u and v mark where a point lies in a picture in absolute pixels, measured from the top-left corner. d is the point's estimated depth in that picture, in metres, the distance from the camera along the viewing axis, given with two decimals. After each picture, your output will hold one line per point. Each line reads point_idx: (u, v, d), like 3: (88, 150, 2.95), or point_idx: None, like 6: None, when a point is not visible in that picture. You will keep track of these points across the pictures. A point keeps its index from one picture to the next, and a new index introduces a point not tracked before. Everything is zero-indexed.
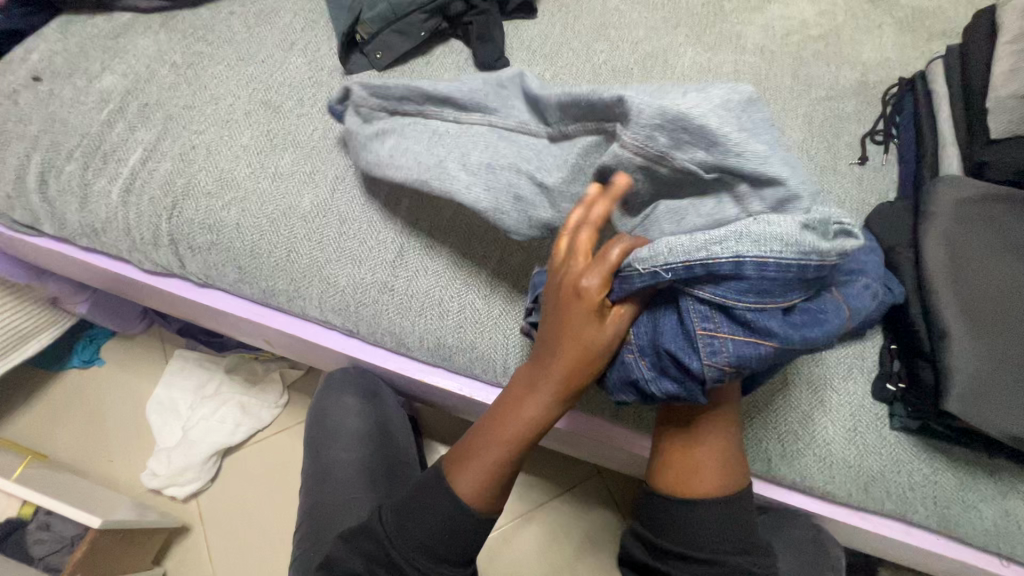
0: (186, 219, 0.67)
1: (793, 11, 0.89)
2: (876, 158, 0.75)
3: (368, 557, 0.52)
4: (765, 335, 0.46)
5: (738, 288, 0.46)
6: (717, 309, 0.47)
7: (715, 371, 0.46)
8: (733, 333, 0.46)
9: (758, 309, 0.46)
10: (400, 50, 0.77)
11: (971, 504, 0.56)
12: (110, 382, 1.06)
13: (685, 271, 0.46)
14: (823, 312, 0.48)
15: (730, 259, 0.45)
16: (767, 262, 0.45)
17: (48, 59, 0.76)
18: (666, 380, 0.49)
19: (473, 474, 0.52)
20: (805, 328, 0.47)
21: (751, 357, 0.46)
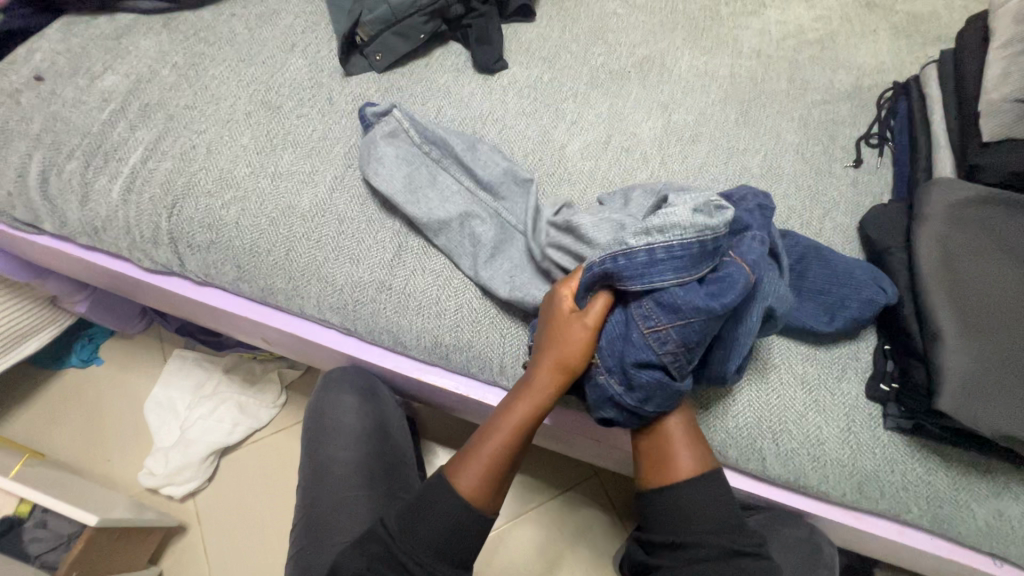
0: (186, 218, 0.67)
1: (789, 16, 0.90)
2: (870, 161, 0.75)
3: (370, 557, 0.51)
4: (693, 312, 0.48)
5: (655, 271, 0.50)
6: (649, 301, 0.50)
7: (667, 357, 0.50)
8: (671, 321, 0.49)
9: (677, 289, 0.49)
10: (399, 52, 0.78)
11: (964, 504, 0.56)
12: (108, 382, 1.06)
13: (615, 269, 0.51)
14: (732, 278, 0.49)
15: (643, 249, 0.50)
16: (668, 246, 0.49)
17: (50, 59, 0.77)
18: (633, 388, 0.52)
19: (471, 472, 0.53)
20: (724, 294, 0.48)
21: (693, 335, 0.49)
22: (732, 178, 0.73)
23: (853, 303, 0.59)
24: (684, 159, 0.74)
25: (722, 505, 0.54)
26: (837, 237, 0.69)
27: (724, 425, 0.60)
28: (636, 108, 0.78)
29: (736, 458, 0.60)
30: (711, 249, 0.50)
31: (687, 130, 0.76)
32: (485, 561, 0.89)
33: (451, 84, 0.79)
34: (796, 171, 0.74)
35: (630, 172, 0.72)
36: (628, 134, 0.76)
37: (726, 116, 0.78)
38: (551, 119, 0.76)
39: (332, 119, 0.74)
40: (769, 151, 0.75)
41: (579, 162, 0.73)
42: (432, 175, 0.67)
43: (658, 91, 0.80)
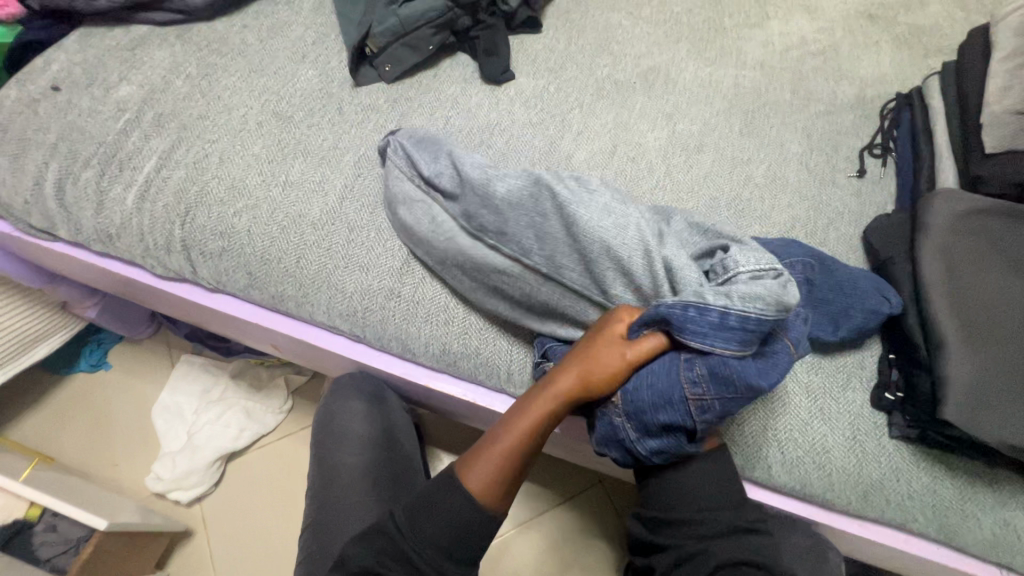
0: (199, 225, 0.68)
1: (792, 27, 0.91)
2: (874, 171, 0.76)
3: (377, 551, 0.52)
4: (744, 391, 0.49)
5: (725, 338, 0.49)
6: (704, 369, 0.50)
7: (699, 423, 0.51)
8: (718, 394, 0.49)
9: (735, 362, 0.49)
10: (409, 63, 0.80)
11: (970, 513, 0.57)
12: (117, 386, 1.07)
13: (686, 321, 0.50)
14: (781, 361, 0.52)
15: (722, 313, 0.49)
16: (746, 317, 0.49)
17: (67, 70, 0.78)
18: (651, 438, 0.53)
19: (481, 468, 0.53)
20: (771, 376, 0.50)
21: (730, 409, 0.50)
22: (737, 188, 0.74)
23: (856, 312, 0.59)
24: (689, 169, 0.75)
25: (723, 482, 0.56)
26: (840, 247, 0.70)
27: (731, 432, 0.60)
28: (641, 119, 0.79)
29: (743, 467, 0.60)
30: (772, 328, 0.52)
31: (692, 140, 0.77)
32: (490, 566, 0.89)
33: (459, 94, 0.80)
34: (799, 180, 0.75)
35: (635, 182, 0.73)
36: (633, 144, 0.77)
37: (730, 127, 0.79)
38: (557, 129, 0.78)
39: (341, 129, 0.75)
40: (773, 161, 0.76)
41: (586, 171, 0.74)
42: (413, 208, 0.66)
43: (663, 101, 0.81)
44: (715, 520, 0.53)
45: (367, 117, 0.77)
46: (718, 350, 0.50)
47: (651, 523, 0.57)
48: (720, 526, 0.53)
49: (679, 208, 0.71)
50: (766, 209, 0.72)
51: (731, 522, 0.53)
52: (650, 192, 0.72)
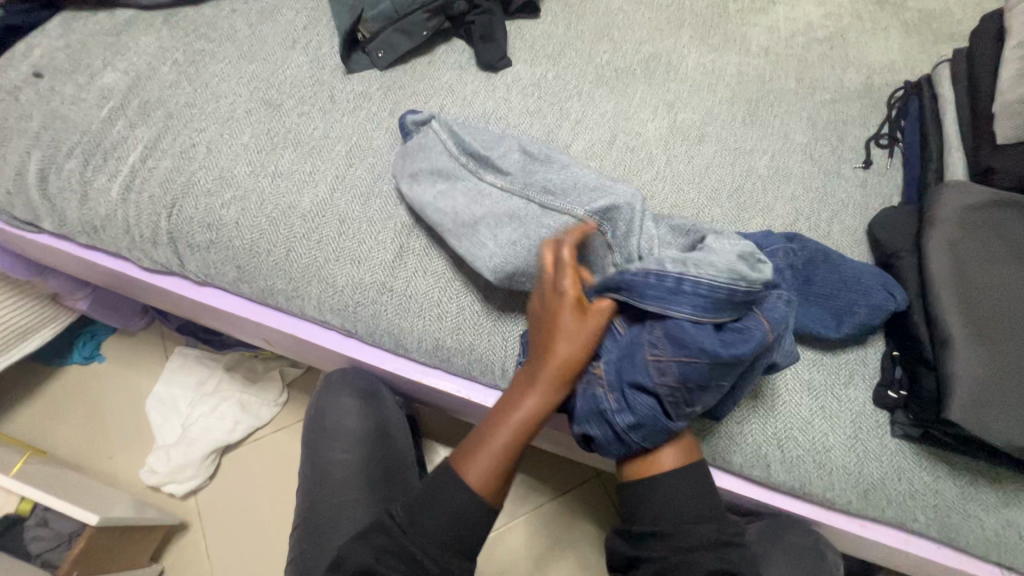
0: (186, 217, 0.67)
1: (798, 13, 0.88)
2: (880, 162, 0.74)
3: (377, 549, 0.50)
4: (701, 350, 0.48)
5: (680, 301, 0.50)
6: (659, 331, 0.50)
7: (663, 389, 0.50)
8: (676, 355, 0.49)
9: (690, 323, 0.50)
10: (402, 50, 0.77)
11: (972, 513, 0.56)
12: (110, 379, 1.06)
13: (640, 284, 0.51)
14: (750, 331, 0.50)
15: (674, 276, 0.50)
16: (698, 281, 0.49)
17: (49, 56, 0.76)
18: (623, 412, 0.51)
19: (480, 464, 0.52)
20: (736, 344, 0.49)
21: (695, 374, 0.49)
22: (739, 179, 0.72)
23: (860, 309, 0.58)
24: (690, 159, 0.73)
25: (701, 492, 0.54)
26: (845, 240, 0.68)
27: (730, 430, 0.59)
28: (642, 107, 0.77)
29: (740, 465, 0.59)
30: (745, 303, 0.50)
31: (694, 130, 0.75)
32: (485, 560, 0.89)
33: (455, 82, 0.78)
34: (803, 172, 0.73)
35: (635, 172, 0.71)
36: (633, 133, 0.75)
37: (733, 116, 0.77)
38: (554, 118, 0.75)
39: (333, 117, 0.73)
40: (776, 151, 0.74)
41: (584, 161, 0.72)
42: (460, 186, 0.63)
43: (665, 89, 0.79)
44: (697, 532, 0.52)
45: (359, 106, 0.75)
46: (681, 311, 0.50)
47: (634, 540, 0.54)
48: (703, 538, 0.52)
49: (680, 200, 0.69)
50: (769, 202, 0.70)
51: (712, 533, 0.52)
52: (650, 183, 0.71)
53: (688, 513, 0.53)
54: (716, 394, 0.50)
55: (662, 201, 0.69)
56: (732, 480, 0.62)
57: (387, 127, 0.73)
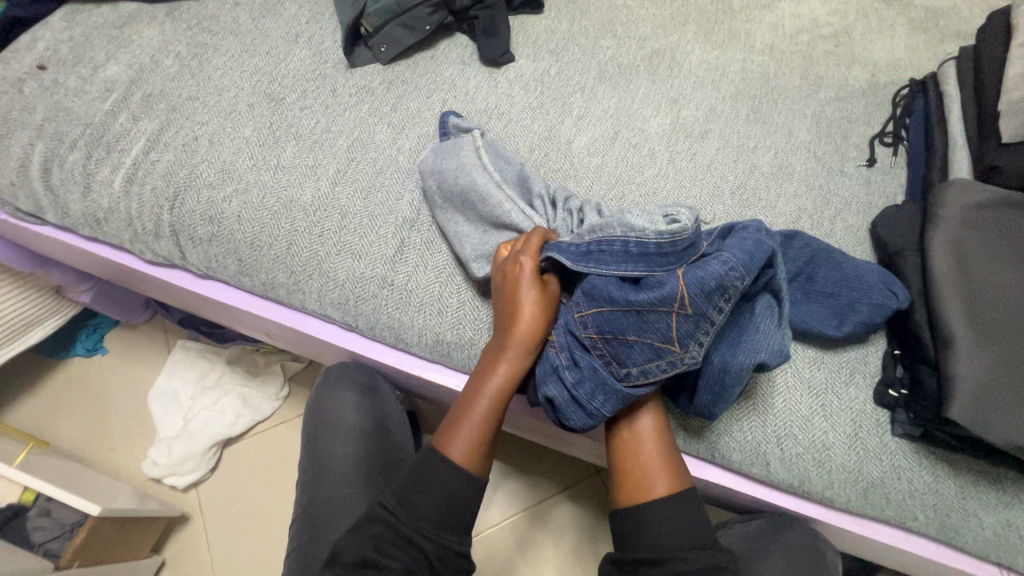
0: (187, 210, 0.67)
1: (803, 9, 0.87)
2: (884, 160, 0.74)
3: (373, 538, 0.51)
4: (607, 299, 0.52)
5: (588, 260, 0.54)
6: (578, 291, 0.55)
7: (587, 340, 0.53)
8: (590, 307, 0.53)
9: (599, 279, 0.53)
10: (404, 44, 0.77)
11: (972, 513, 0.55)
12: (113, 371, 1.06)
13: (555, 248, 0.56)
14: (659, 280, 0.51)
15: (582, 242, 0.55)
16: (599, 240, 0.54)
17: (53, 48, 0.76)
18: (569, 369, 0.53)
19: (462, 438, 0.54)
20: (640, 291, 0.51)
21: (608, 324, 0.52)
22: (741, 176, 0.71)
23: (863, 307, 0.57)
24: (692, 155, 0.72)
25: (694, 519, 0.53)
26: (847, 238, 0.68)
27: (728, 428, 0.59)
28: (645, 104, 0.77)
29: (739, 462, 0.59)
30: (651, 256, 0.52)
31: (697, 126, 0.75)
32: (484, 555, 0.89)
33: (457, 77, 0.78)
34: (806, 169, 0.72)
35: (637, 169, 0.71)
36: (635, 130, 0.74)
37: (737, 113, 0.77)
38: (557, 114, 0.75)
39: (335, 111, 0.73)
40: (780, 149, 0.74)
41: (586, 157, 0.72)
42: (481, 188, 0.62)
43: (668, 86, 0.79)
44: (692, 558, 0.51)
45: (361, 100, 0.75)
46: (590, 267, 0.54)
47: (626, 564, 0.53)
48: (697, 565, 0.50)
49: (681, 197, 0.69)
50: (771, 200, 0.70)
51: (708, 560, 0.51)
52: (652, 180, 0.70)
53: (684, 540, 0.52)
54: (642, 349, 0.51)
55: (663, 197, 0.69)
56: (733, 479, 0.61)
57: (389, 121, 0.73)
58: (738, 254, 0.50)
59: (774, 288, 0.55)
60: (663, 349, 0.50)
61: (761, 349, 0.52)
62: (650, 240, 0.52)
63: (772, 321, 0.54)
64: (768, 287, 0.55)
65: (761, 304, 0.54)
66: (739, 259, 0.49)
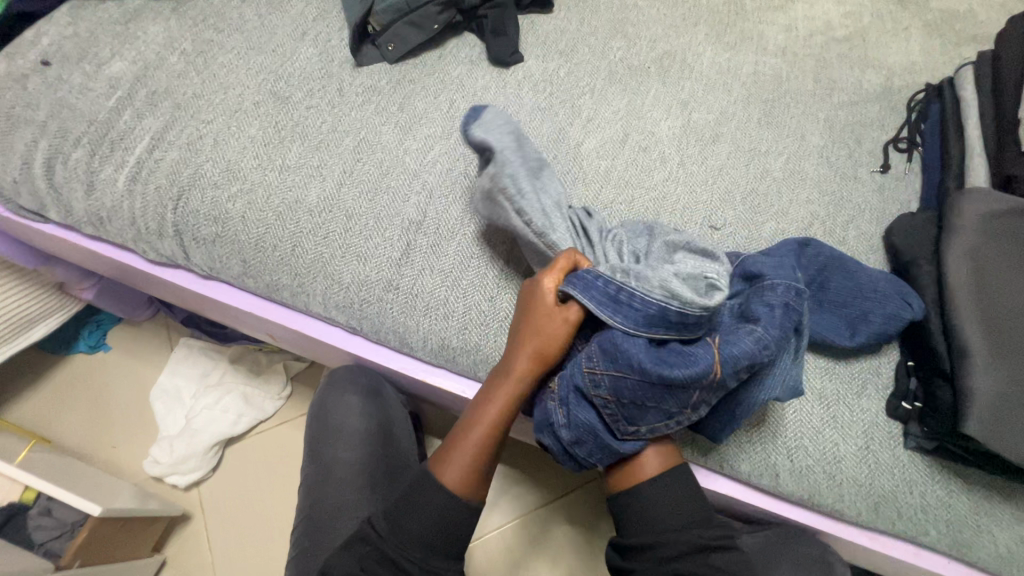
0: (191, 210, 0.66)
1: (817, 11, 0.86)
2: (898, 166, 0.72)
3: (361, 558, 0.51)
4: (631, 367, 0.49)
5: (615, 310, 0.51)
6: (595, 346, 0.52)
7: (598, 400, 0.52)
8: (609, 369, 0.51)
9: (626, 342, 0.50)
10: (412, 43, 0.76)
11: (985, 529, 0.54)
12: (115, 368, 1.06)
13: (584, 281, 0.52)
14: (690, 355, 0.49)
15: (614, 284, 0.51)
16: (634, 293, 0.51)
17: (57, 43, 0.76)
18: (571, 427, 0.53)
19: (456, 462, 0.53)
20: (673, 366, 0.49)
21: (627, 390, 0.50)
22: (753, 181, 0.70)
23: (876, 318, 0.56)
24: (703, 159, 0.71)
25: (686, 501, 0.55)
26: (861, 246, 0.67)
27: (739, 441, 0.58)
28: (655, 106, 0.76)
29: (749, 474, 0.58)
30: (685, 323, 0.50)
31: (708, 130, 0.74)
32: (485, 557, 0.89)
33: (465, 77, 0.77)
34: (819, 175, 0.71)
35: (647, 172, 0.70)
36: (645, 133, 0.73)
37: (749, 116, 0.75)
38: (566, 115, 0.74)
39: (341, 111, 0.72)
40: (792, 153, 0.72)
41: (595, 160, 0.71)
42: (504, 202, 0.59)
43: (679, 88, 0.77)
44: (679, 541, 0.53)
45: (368, 99, 0.74)
46: (615, 317, 0.51)
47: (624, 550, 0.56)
48: (689, 545, 0.52)
49: (692, 201, 0.68)
50: (784, 206, 0.68)
51: (694, 540, 0.53)
52: (662, 184, 0.69)
53: (670, 523, 0.54)
54: (657, 414, 0.51)
55: (674, 202, 0.68)
56: (743, 490, 0.61)
57: (396, 122, 0.72)
58: (770, 328, 0.50)
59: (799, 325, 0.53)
60: (676, 413, 0.51)
61: (780, 384, 0.52)
62: (687, 313, 0.49)
63: (790, 357, 0.53)
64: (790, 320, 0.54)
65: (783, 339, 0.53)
66: (771, 337, 0.49)
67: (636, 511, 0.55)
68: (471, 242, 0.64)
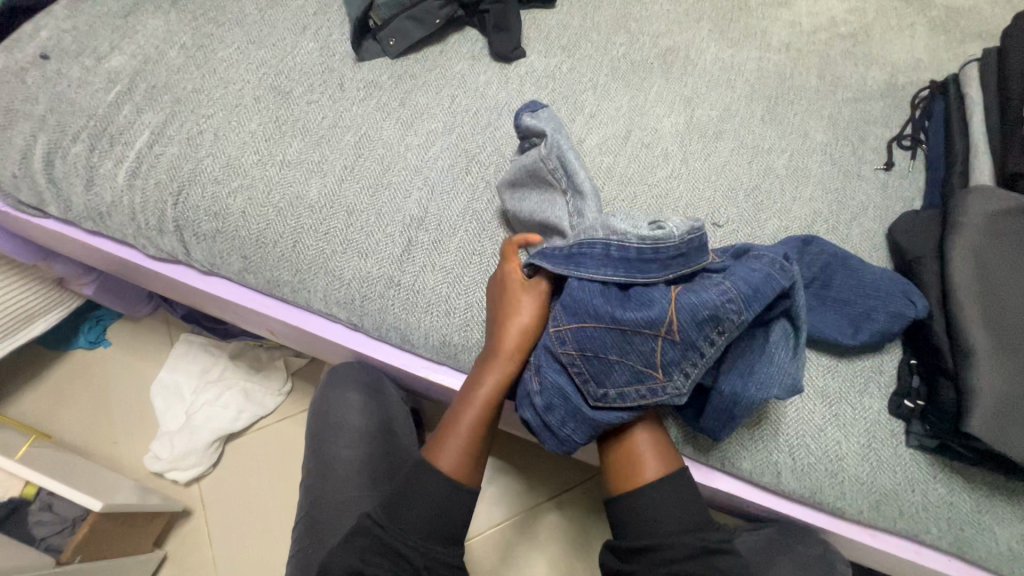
0: (192, 206, 0.66)
1: (821, 7, 0.85)
2: (902, 164, 0.72)
3: (361, 550, 0.50)
4: (590, 315, 0.52)
5: (568, 262, 0.55)
6: (558, 305, 0.55)
7: (566, 358, 0.52)
8: (571, 323, 0.53)
9: (585, 292, 0.53)
10: (414, 38, 0.75)
11: (986, 527, 0.54)
12: (114, 364, 1.06)
13: (541, 249, 0.57)
14: (647, 301, 0.51)
15: (566, 242, 0.56)
16: (581, 241, 0.55)
17: (56, 37, 0.75)
18: (542, 392, 0.53)
19: (451, 450, 0.54)
20: (626, 308, 0.51)
21: (590, 342, 0.51)
22: (755, 178, 0.70)
23: (879, 316, 0.56)
24: (706, 156, 0.71)
25: (686, 502, 0.54)
26: (863, 244, 0.66)
27: (740, 439, 0.58)
28: (658, 102, 0.75)
29: (749, 471, 0.58)
30: (631, 260, 0.52)
31: (711, 127, 0.73)
32: (485, 554, 0.88)
33: (467, 72, 0.76)
34: (822, 172, 0.71)
35: (650, 169, 0.70)
36: (648, 129, 0.73)
37: (752, 113, 0.75)
38: (568, 111, 0.74)
39: (342, 106, 0.72)
40: (796, 150, 0.72)
41: (597, 156, 0.70)
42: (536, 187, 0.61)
43: (682, 85, 0.77)
44: (679, 543, 0.51)
45: (369, 95, 0.73)
46: (572, 269, 0.54)
47: (622, 553, 0.54)
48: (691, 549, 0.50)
49: (695, 198, 0.68)
50: (786, 203, 0.68)
51: (696, 543, 0.51)
52: (665, 181, 0.69)
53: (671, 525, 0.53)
54: (624, 371, 0.51)
55: (677, 199, 0.68)
56: (744, 487, 0.60)
57: (398, 117, 0.72)
58: (739, 283, 0.49)
59: (793, 315, 0.53)
60: (645, 373, 0.51)
61: (776, 383, 0.51)
62: (630, 245, 0.52)
63: (786, 352, 0.52)
64: (786, 312, 0.53)
65: (777, 329, 0.53)
66: (741, 291, 0.49)
67: (643, 508, 0.54)
68: (472, 239, 0.64)
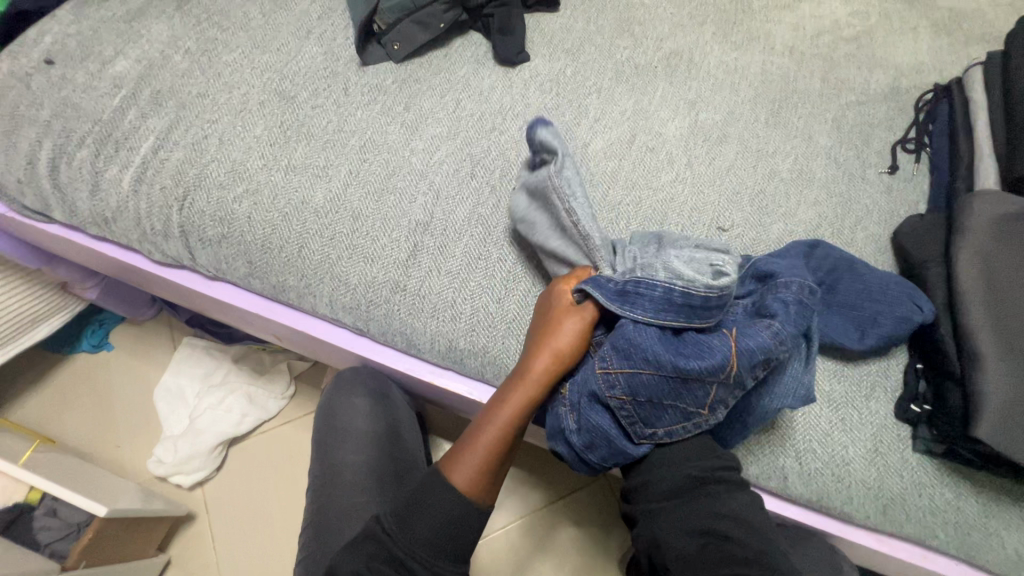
0: (197, 211, 0.66)
1: (824, 10, 0.85)
2: (907, 167, 0.72)
3: (368, 556, 0.49)
4: (645, 362, 0.50)
5: (625, 302, 0.52)
6: (608, 345, 0.52)
7: (614, 403, 0.51)
8: (623, 367, 0.51)
9: (640, 336, 0.51)
10: (418, 42, 0.75)
11: (993, 531, 0.54)
12: (118, 367, 1.06)
13: (596, 279, 0.54)
14: (706, 348, 0.50)
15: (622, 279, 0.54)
16: (639, 281, 0.52)
17: (61, 42, 0.75)
18: (584, 431, 0.53)
19: (467, 462, 0.53)
20: (689, 357, 0.50)
21: (643, 389, 0.50)
22: (760, 182, 0.70)
23: (886, 320, 0.56)
24: (711, 160, 0.71)
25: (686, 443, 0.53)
26: (868, 248, 0.66)
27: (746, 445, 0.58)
28: (662, 105, 0.75)
29: (756, 475, 0.58)
30: (693, 308, 0.51)
31: (715, 130, 0.73)
32: (490, 557, 0.89)
33: (471, 76, 0.76)
34: (827, 176, 0.71)
35: (654, 173, 0.70)
36: (653, 133, 0.73)
37: (756, 117, 0.75)
38: (573, 115, 0.74)
39: (346, 110, 0.72)
40: (800, 154, 0.72)
41: (602, 161, 0.70)
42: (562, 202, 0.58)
43: (686, 88, 0.77)
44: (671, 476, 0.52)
45: (373, 99, 0.73)
46: (631, 311, 0.52)
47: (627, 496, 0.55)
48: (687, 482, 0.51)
49: (700, 202, 0.68)
50: (791, 207, 0.68)
51: (689, 473, 0.51)
52: (670, 186, 0.69)
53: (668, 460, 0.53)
54: (674, 413, 0.51)
55: (682, 203, 0.68)
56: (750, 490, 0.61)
57: (403, 121, 0.72)
58: (786, 323, 0.50)
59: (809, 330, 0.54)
60: (693, 414, 0.51)
61: (789, 394, 0.52)
62: (694, 292, 0.51)
63: (801, 364, 0.53)
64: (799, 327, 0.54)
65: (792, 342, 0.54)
66: (787, 331, 0.50)
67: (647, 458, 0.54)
68: (478, 244, 0.64)
